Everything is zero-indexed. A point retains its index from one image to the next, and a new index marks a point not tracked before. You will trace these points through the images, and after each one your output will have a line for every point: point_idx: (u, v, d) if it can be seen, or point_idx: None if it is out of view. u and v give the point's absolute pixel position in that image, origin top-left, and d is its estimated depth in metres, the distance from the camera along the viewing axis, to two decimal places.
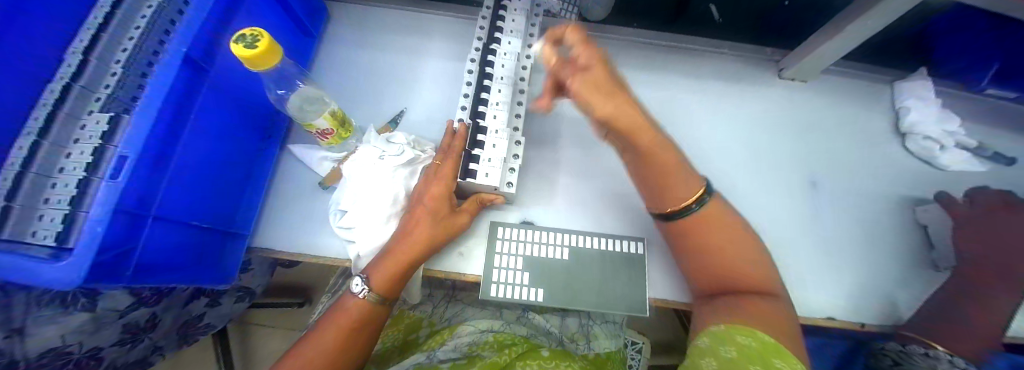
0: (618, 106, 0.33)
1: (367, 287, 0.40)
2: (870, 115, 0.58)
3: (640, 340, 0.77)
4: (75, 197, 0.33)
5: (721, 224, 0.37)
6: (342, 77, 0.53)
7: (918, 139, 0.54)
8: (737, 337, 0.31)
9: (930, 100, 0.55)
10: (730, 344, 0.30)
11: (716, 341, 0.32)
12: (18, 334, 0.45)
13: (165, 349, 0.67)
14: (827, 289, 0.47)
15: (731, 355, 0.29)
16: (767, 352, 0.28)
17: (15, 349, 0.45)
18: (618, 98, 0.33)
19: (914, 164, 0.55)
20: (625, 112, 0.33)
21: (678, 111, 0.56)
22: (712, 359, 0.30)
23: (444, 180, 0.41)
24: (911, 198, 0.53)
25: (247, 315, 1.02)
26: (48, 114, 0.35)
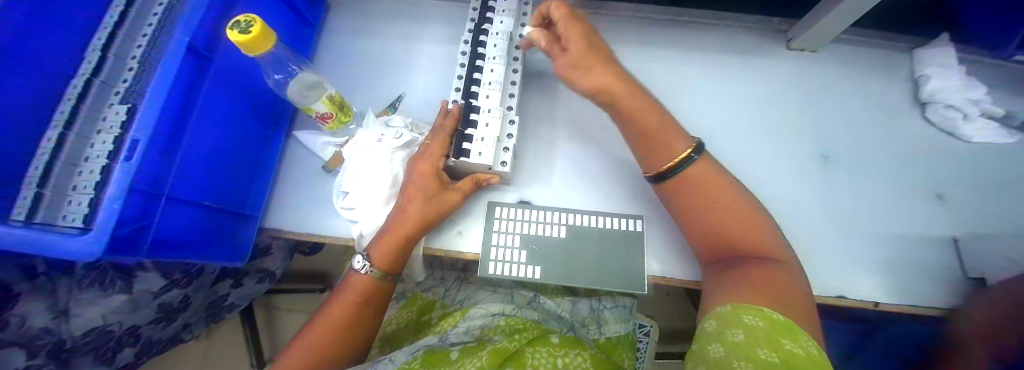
0: (598, 78, 0.40)
1: (369, 263, 0.42)
2: (886, 86, 0.55)
3: (649, 323, 0.77)
4: (99, 182, 0.35)
5: (713, 181, 0.37)
6: (343, 64, 0.54)
7: (940, 108, 0.52)
8: (743, 318, 0.29)
9: (954, 67, 0.52)
10: (737, 327, 0.29)
11: (722, 324, 0.30)
12: (65, 316, 0.51)
13: (195, 325, 0.72)
14: (835, 267, 0.46)
15: (737, 338, 0.28)
16: (776, 332, 0.27)
17: (64, 329, 0.51)
18: (595, 72, 0.40)
19: (934, 136, 0.53)
20: (605, 81, 0.40)
21: (680, 87, 0.55)
22: (720, 345, 0.28)
23: (431, 158, 0.43)
24: (929, 171, 0.51)
25: (273, 299, 1.08)
26: (73, 108, 0.38)
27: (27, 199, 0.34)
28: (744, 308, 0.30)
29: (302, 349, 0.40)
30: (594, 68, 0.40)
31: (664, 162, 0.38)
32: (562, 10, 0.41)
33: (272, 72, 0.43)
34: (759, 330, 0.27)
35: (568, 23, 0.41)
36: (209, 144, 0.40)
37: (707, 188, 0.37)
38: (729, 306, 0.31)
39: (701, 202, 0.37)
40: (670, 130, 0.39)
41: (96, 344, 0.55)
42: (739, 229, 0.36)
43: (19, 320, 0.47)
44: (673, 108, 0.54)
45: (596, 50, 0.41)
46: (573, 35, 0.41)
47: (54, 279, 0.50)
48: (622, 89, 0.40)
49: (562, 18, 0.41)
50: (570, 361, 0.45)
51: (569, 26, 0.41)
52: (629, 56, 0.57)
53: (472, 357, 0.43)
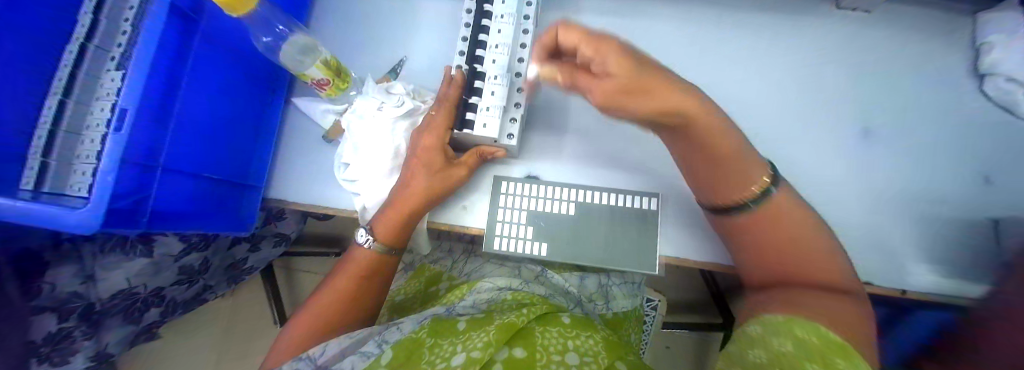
0: (669, 93, 0.27)
1: (372, 237, 0.42)
2: (946, 52, 0.48)
3: (656, 298, 0.77)
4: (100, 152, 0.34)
5: (792, 219, 0.33)
6: (342, 23, 0.50)
7: (999, 81, 0.45)
8: (794, 330, 0.27)
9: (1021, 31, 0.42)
10: (786, 337, 0.26)
11: (768, 331, 0.28)
12: (93, 280, 0.54)
13: (216, 287, 0.73)
14: (866, 253, 0.43)
15: (783, 349, 0.26)
16: (828, 350, 0.24)
17: (92, 293, 0.54)
18: (657, 93, 0.27)
19: (999, 111, 0.47)
20: (682, 98, 0.28)
21: (710, 51, 0.50)
22: (761, 351, 0.27)
23: (436, 131, 0.40)
24: (987, 151, 0.45)
25: (292, 260, 1.12)
26: (69, 78, 0.36)
27: (35, 170, 0.34)
28: (802, 321, 0.27)
29: (314, 310, 0.42)
30: (656, 83, 0.27)
31: (737, 194, 0.33)
32: (576, 32, 0.31)
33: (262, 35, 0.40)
34: (812, 346, 0.25)
35: (597, 41, 0.29)
36: (204, 115, 0.38)
37: (779, 218, 0.33)
38: (781, 316, 0.29)
39: (769, 234, 0.33)
40: (745, 158, 0.33)
41: (124, 305, 0.59)
42: (812, 259, 0.32)
43: (50, 286, 0.50)
44: (700, 75, 0.49)
45: (646, 66, 0.28)
46: (613, 50, 0.28)
47: (78, 244, 0.52)
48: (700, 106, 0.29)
49: (580, 40, 0.30)
50: (581, 343, 0.44)
51: (598, 45, 0.29)
52: (655, 16, 0.51)
53: (479, 331, 0.42)
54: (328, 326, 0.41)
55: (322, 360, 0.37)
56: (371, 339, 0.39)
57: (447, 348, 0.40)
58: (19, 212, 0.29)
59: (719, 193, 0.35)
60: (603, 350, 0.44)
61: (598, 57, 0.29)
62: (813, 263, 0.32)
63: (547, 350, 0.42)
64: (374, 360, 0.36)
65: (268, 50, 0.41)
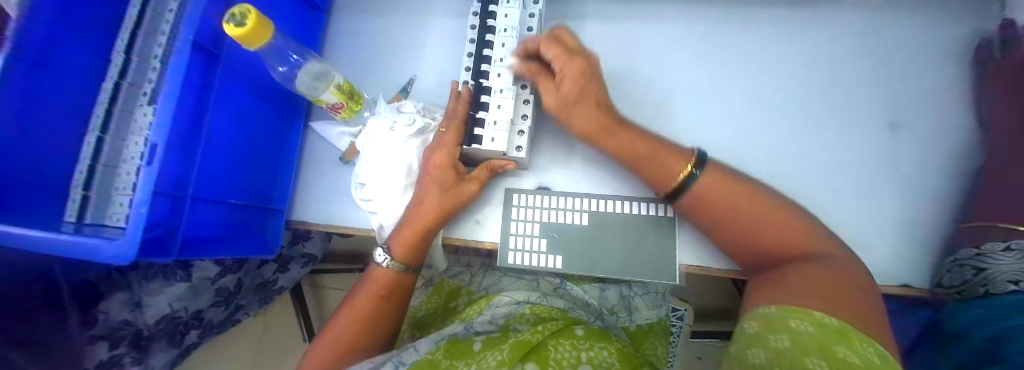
0: (594, 120, 0.38)
1: (389, 256, 0.42)
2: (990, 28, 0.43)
3: (683, 307, 0.74)
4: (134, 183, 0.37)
5: (732, 192, 0.34)
6: (355, 48, 0.52)
7: None
8: (788, 321, 0.25)
9: None
10: (783, 332, 0.25)
11: (764, 327, 0.27)
12: (139, 307, 0.57)
13: (248, 307, 0.75)
14: (910, 257, 0.39)
15: (782, 345, 0.24)
16: (826, 338, 0.23)
17: (140, 320, 0.58)
18: (583, 114, 0.38)
19: None
20: (600, 122, 0.38)
21: (722, 49, 0.48)
22: (761, 351, 0.25)
23: (446, 148, 0.40)
24: None
25: (319, 278, 1.15)
26: (105, 113, 0.39)
27: (76, 203, 0.38)
28: (799, 311, 0.26)
29: (338, 327, 0.42)
30: (590, 109, 0.38)
31: (669, 183, 0.36)
32: (557, 48, 0.37)
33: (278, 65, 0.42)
34: (808, 338, 0.23)
35: (569, 59, 0.36)
36: (227, 144, 0.40)
37: (713, 200, 0.34)
38: (774, 308, 0.28)
39: (716, 213, 0.34)
40: (665, 150, 0.37)
41: (168, 329, 0.61)
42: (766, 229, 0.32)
43: (104, 316, 0.55)
44: (712, 75, 0.47)
45: (593, 90, 0.37)
46: (574, 71, 0.36)
47: (126, 273, 0.57)
48: (609, 124, 0.38)
49: (558, 56, 0.36)
50: (596, 355, 0.43)
51: (565, 64, 0.36)
52: (662, 18, 0.50)
53: (494, 349, 0.42)
54: (349, 348, 0.41)
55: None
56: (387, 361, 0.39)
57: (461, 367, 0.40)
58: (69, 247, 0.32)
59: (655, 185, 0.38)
60: (618, 361, 0.43)
61: (562, 76, 0.37)
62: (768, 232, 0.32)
63: (560, 364, 0.40)
64: None
65: (286, 78, 0.43)
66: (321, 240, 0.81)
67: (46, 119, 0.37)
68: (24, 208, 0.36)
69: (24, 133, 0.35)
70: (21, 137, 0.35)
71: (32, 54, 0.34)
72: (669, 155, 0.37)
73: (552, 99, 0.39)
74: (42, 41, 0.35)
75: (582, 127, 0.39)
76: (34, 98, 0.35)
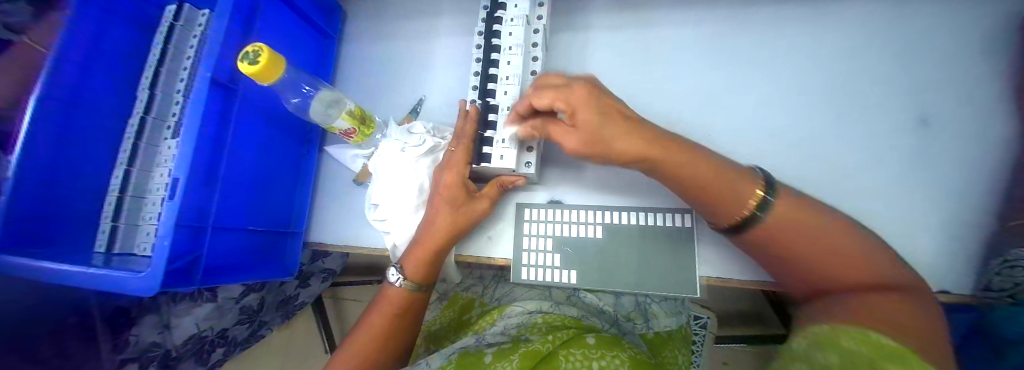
0: (637, 142, 0.33)
1: (401, 276, 0.43)
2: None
3: (705, 315, 0.72)
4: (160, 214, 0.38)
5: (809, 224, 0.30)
6: (366, 71, 0.54)
7: None
8: (840, 340, 0.23)
9: None
10: (832, 349, 0.22)
11: (811, 343, 0.24)
12: (167, 329, 0.59)
13: (270, 324, 0.77)
14: (950, 261, 0.37)
15: (828, 361, 0.22)
16: (881, 358, 0.21)
17: (168, 341, 0.59)
18: (618, 143, 0.33)
19: None
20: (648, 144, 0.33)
21: (731, 52, 0.47)
22: (803, 365, 0.23)
23: (456, 167, 0.40)
24: None
25: (339, 290, 1.18)
26: (132, 147, 0.42)
27: (106, 232, 0.40)
28: (854, 332, 0.23)
29: (352, 347, 0.43)
30: (623, 134, 0.33)
31: (730, 215, 0.32)
32: (552, 91, 0.34)
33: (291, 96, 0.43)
34: (860, 357, 0.21)
35: (574, 91, 0.34)
36: (247, 172, 0.42)
37: (782, 231, 0.30)
38: (827, 326, 0.25)
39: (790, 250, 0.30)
40: (731, 173, 0.33)
41: (195, 347, 0.63)
42: (842, 261, 0.28)
43: (134, 338, 0.57)
44: (722, 79, 0.47)
45: (612, 118, 0.33)
46: (585, 101, 0.33)
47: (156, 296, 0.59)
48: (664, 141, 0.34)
49: (559, 96, 0.34)
50: (607, 364, 0.41)
51: (569, 100, 0.34)
52: (668, 24, 0.50)
53: (505, 360, 0.42)
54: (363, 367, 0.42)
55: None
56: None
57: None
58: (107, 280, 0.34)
59: (714, 217, 0.34)
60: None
61: (570, 111, 0.34)
62: (838, 266, 0.28)
63: None
64: None
65: (298, 109, 0.44)
66: (338, 256, 0.83)
67: (78, 155, 0.39)
68: (58, 241, 0.39)
69: (56, 170, 0.37)
70: (54, 175, 0.37)
71: (64, 97, 0.37)
72: (733, 181, 0.32)
73: (571, 141, 0.34)
74: (71, 85, 0.37)
75: (622, 155, 0.33)
76: (64, 136, 0.37)
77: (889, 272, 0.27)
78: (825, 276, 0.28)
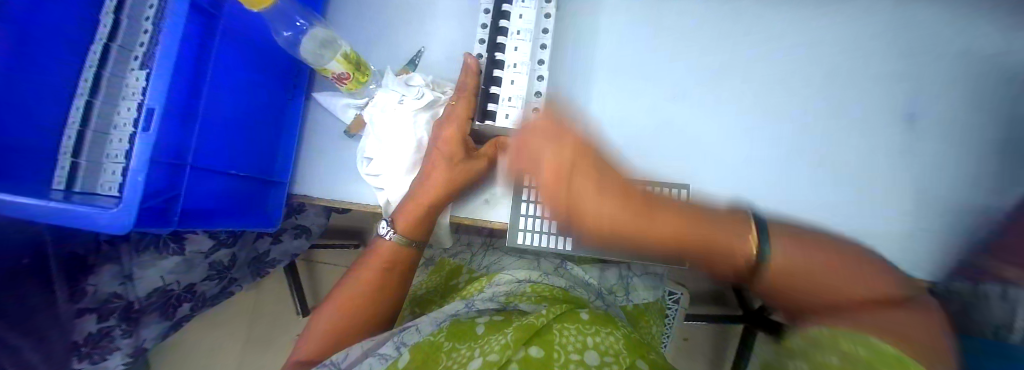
0: (599, 210, 0.31)
1: (392, 228, 0.41)
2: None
3: (679, 291, 0.76)
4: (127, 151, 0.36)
5: (807, 258, 0.30)
6: (358, 13, 0.49)
7: None
8: (842, 343, 0.23)
9: None
10: (830, 349, 0.23)
11: (817, 344, 0.25)
12: (130, 280, 0.56)
13: (242, 282, 0.73)
14: (909, 252, 0.40)
15: (829, 361, 0.23)
16: (876, 362, 0.21)
17: (130, 293, 0.57)
18: (597, 200, 0.31)
19: None
20: (611, 219, 0.31)
21: (748, 26, 0.45)
22: (809, 365, 0.24)
23: (457, 121, 0.39)
24: None
25: (313, 253, 1.17)
26: (94, 76, 0.39)
27: (65, 170, 0.38)
28: (850, 335, 0.24)
29: (334, 311, 0.41)
30: (595, 195, 0.31)
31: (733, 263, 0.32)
32: (540, 138, 0.34)
33: (281, 29, 0.39)
34: (856, 359, 0.22)
35: (555, 154, 0.33)
36: (228, 112, 0.38)
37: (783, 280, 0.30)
38: (826, 329, 0.25)
39: (786, 286, 0.30)
40: (726, 224, 0.32)
41: (160, 302, 0.60)
42: (837, 277, 0.28)
43: (93, 288, 0.54)
44: (735, 55, 0.45)
45: (588, 167, 0.32)
46: (559, 172, 0.33)
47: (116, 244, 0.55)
48: (639, 209, 0.31)
49: (537, 142, 0.34)
50: (601, 340, 0.44)
51: (554, 155, 0.33)
52: None
53: (498, 333, 0.43)
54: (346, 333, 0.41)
55: (344, 363, 0.38)
56: (388, 341, 0.40)
57: (464, 353, 0.40)
58: (61, 214, 0.31)
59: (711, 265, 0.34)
60: (624, 348, 0.43)
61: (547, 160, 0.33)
62: (829, 290, 0.28)
63: (565, 348, 0.41)
64: (392, 361, 0.38)
65: (290, 45, 0.40)
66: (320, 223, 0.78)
67: (35, 80, 0.36)
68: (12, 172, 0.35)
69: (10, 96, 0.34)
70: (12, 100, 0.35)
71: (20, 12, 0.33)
72: (724, 228, 0.32)
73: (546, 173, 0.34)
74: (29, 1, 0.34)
75: (594, 218, 0.32)
76: (21, 57, 0.35)
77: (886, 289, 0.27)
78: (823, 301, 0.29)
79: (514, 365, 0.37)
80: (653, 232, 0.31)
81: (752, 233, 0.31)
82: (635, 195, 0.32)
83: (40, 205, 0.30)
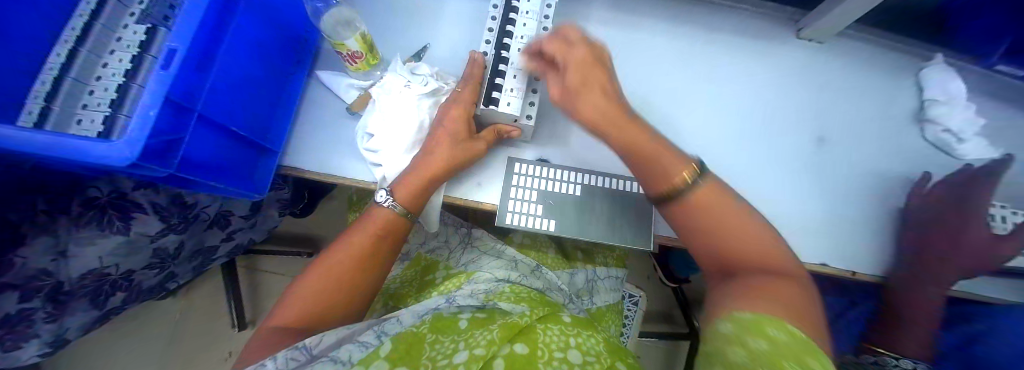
0: (604, 111, 0.37)
1: (392, 198, 0.43)
2: (895, 86, 0.58)
3: (638, 294, 0.83)
4: (114, 101, 0.38)
5: (725, 200, 0.36)
6: (372, 7, 0.52)
7: (936, 130, 0.54)
8: (767, 328, 0.26)
9: (954, 93, 0.53)
10: (760, 335, 0.25)
11: (741, 330, 0.26)
12: (64, 257, 0.50)
13: (180, 277, 0.70)
14: (820, 250, 0.50)
15: (759, 346, 0.24)
16: (801, 350, 0.23)
17: (62, 271, 0.50)
18: (590, 97, 0.37)
19: (924, 147, 0.55)
20: (609, 114, 0.37)
21: (694, 61, 0.58)
22: (740, 350, 0.25)
23: (464, 105, 0.44)
24: (912, 170, 0.54)
25: (257, 261, 1.12)
26: (84, 26, 0.40)
27: (34, 114, 0.38)
28: (769, 316, 0.27)
29: (308, 284, 0.42)
30: (594, 88, 0.38)
31: (667, 182, 0.36)
32: (559, 42, 0.39)
33: (314, 2, 0.49)
34: (784, 342, 0.24)
35: (579, 46, 0.39)
36: (235, 71, 0.39)
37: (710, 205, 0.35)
38: (749, 311, 0.28)
39: (712, 229, 0.36)
40: (673, 151, 0.37)
41: (93, 286, 0.55)
42: (742, 238, 0.35)
43: (21, 262, 0.47)
44: (689, 82, 0.57)
45: (598, 78, 0.38)
46: (581, 55, 0.39)
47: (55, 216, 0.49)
48: (624, 119, 0.38)
49: (574, 61, 0.38)
50: (583, 341, 0.47)
51: (572, 46, 0.39)
52: (648, 29, 0.59)
53: (482, 329, 0.44)
54: (326, 314, 0.41)
55: (318, 349, 0.36)
56: (368, 331, 0.40)
57: (449, 344, 0.42)
58: (34, 146, 0.27)
59: (649, 187, 0.38)
60: (604, 350, 0.46)
61: (565, 61, 0.39)
62: (743, 245, 0.34)
63: (549, 347, 0.43)
64: (372, 349, 0.38)
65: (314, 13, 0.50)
66: (270, 220, 0.77)
67: (26, 20, 0.37)
68: None
69: (0, 36, 0.34)
70: (5, 38, 0.35)
71: None
72: (671, 157, 0.36)
73: (556, 83, 0.40)
74: None
75: (585, 115, 0.38)
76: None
77: (778, 256, 0.34)
78: (732, 252, 0.35)
79: (499, 362, 0.39)
80: (624, 136, 0.37)
81: (693, 165, 0.36)
82: (625, 113, 0.38)
83: (19, 136, 0.27)
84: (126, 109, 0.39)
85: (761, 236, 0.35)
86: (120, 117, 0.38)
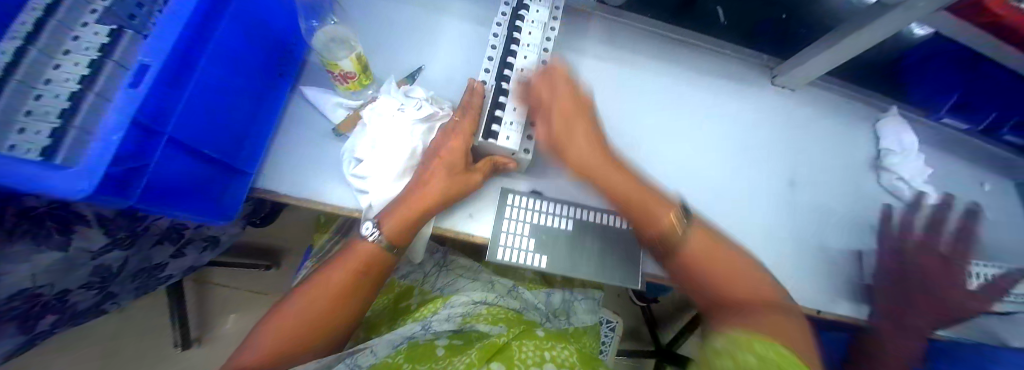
0: (593, 152, 0.43)
1: (379, 231, 0.40)
2: (855, 135, 0.63)
3: (615, 320, 0.83)
4: (69, 108, 0.31)
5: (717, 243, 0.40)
6: (365, 23, 0.50)
7: (892, 178, 0.59)
8: (755, 346, 0.28)
9: (908, 149, 0.59)
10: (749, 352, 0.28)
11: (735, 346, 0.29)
12: None
13: (120, 298, 0.62)
14: (795, 291, 0.52)
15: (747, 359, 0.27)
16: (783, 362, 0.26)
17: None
18: (583, 150, 0.43)
19: (881, 194, 0.60)
20: (600, 164, 0.43)
21: (682, 100, 0.60)
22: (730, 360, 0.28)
23: (461, 136, 0.42)
24: (871, 215, 0.59)
25: (206, 274, 1.02)
26: (37, 19, 0.34)
27: None
28: (760, 340, 0.29)
29: (279, 317, 0.39)
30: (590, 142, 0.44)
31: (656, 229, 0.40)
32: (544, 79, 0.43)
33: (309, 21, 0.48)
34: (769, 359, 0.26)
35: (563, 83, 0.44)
36: (213, 87, 0.35)
37: (711, 247, 0.39)
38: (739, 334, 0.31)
39: (705, 266, 0.39)
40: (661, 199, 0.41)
41: (21, 310, 0.47)
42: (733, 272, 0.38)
43: None
44: (676, 120, 0.59)
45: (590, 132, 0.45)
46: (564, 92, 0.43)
47: None
48: (610, 167, 0.43)
49: (562, 106, 0.43)
50: (557, 354, 0.45)
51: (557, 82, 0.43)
52: (639, 66, 0.61)
53: (461, 354, 0.44)
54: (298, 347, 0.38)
55: None
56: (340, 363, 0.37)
57: None
58: None
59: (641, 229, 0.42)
60: (578, 362, 0.45)
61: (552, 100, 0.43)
62: (735, 278, 0.38)
63: (526, 363, 0.42)
64: None
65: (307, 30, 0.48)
66: (230, 235, 0.72)
67: None
68: None
69: None
70: None
71: None
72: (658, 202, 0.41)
73: (543, 129, 0.44)
74: None
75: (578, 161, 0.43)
76: None
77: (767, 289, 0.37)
78: (727, 285, 0.38)
79: None
80: (613, 188, 0.42)
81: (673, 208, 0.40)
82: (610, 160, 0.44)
83: None
84: (82, 120, 0.31)
85: (756, 277, 0.38)
86: (73, 128, 0.30)
